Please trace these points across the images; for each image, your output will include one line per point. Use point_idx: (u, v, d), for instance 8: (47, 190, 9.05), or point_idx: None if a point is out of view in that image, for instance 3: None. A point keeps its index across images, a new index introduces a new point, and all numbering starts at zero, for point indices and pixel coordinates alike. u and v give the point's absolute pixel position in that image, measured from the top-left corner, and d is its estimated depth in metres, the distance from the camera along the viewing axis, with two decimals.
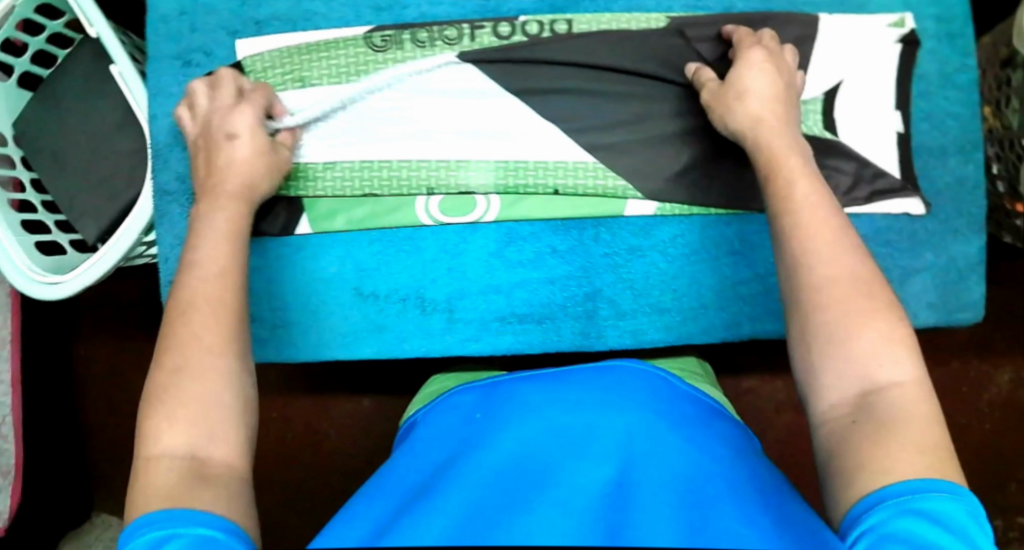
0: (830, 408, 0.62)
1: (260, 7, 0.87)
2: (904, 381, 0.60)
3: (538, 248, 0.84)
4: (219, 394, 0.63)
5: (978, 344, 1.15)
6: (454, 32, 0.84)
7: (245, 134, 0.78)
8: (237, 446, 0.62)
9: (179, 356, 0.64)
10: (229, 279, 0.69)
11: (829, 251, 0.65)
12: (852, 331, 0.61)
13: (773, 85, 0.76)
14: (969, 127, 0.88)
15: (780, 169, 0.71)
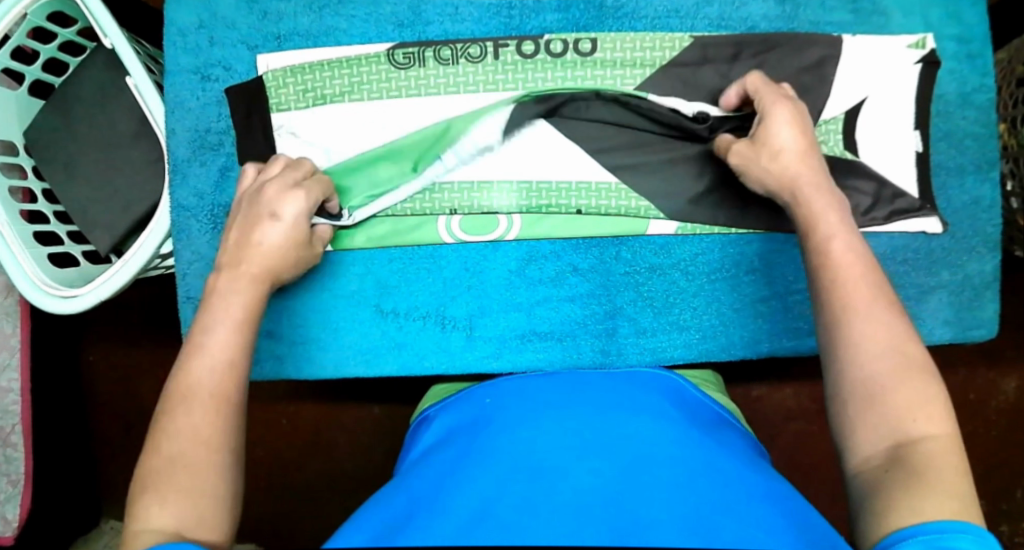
0: (862, 459, 0.61)
1: (281, 22, 0.87)
2: (937, 435, 0.59)
3: (560, 266, 0.84)
4: (212, 489, 0.61)
5: (988, 352, 1.16)
6: (478, 50, 0.84)
7: (285, 223, 0.75)
8: (223, 535, 0.61)
9: (177, 447, 0.62)
10: (235, 372, 0.67)
11: (865, 305, 0.65)
12: (886, 392, 0.61)
13: (802, 137, 0.74)
14: (987, 147, 0.89)
15: (819, 226, 0.70)
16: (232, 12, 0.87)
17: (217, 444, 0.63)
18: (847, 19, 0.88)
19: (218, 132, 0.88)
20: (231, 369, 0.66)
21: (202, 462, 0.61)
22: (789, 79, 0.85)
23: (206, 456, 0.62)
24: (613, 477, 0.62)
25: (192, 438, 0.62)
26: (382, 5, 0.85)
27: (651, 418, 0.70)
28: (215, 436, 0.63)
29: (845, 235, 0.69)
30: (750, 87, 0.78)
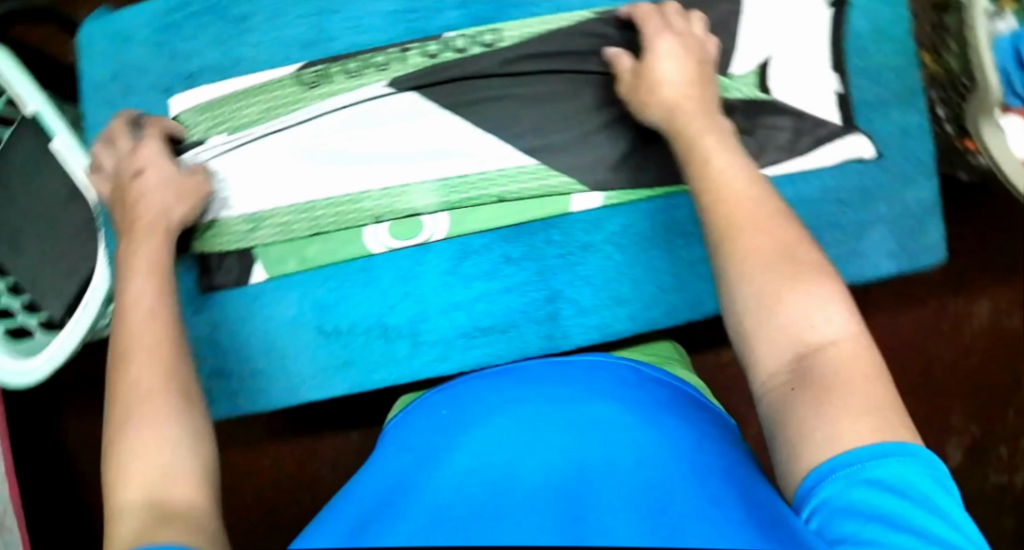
0: (766, 378, 0.59)
1: (191, 60, 0.87)
2: (840, 338, 0.58)
3: (493, 259, 0.84)
4: (168, 432, 0.61)
5: (953, 279, 1.18)
6: (384, 58, 0.84)
7: (152, 162, 0.80)
8: (197, 486, 0.59)
9: (123, 405, 0.62)
10: (161, 315, 0.69)
11: (753, 221, 0.64)
12: (782, 289, 0.60)
13: (684, 69, 0.76)
14: (910, 76, 0.88)
15: (698, 149, 0.71)
16: (141, 60, 0.88)
17: (172, 389, 0.64)
18: None
19: None
20: (167, 335, 0.68)
21: (161, 408, 0.62)
22: None
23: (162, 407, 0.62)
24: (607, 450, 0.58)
25: (144, 392, 0.63)
26: (286, 28, 0.85)
27: (626, 403, 0.66)
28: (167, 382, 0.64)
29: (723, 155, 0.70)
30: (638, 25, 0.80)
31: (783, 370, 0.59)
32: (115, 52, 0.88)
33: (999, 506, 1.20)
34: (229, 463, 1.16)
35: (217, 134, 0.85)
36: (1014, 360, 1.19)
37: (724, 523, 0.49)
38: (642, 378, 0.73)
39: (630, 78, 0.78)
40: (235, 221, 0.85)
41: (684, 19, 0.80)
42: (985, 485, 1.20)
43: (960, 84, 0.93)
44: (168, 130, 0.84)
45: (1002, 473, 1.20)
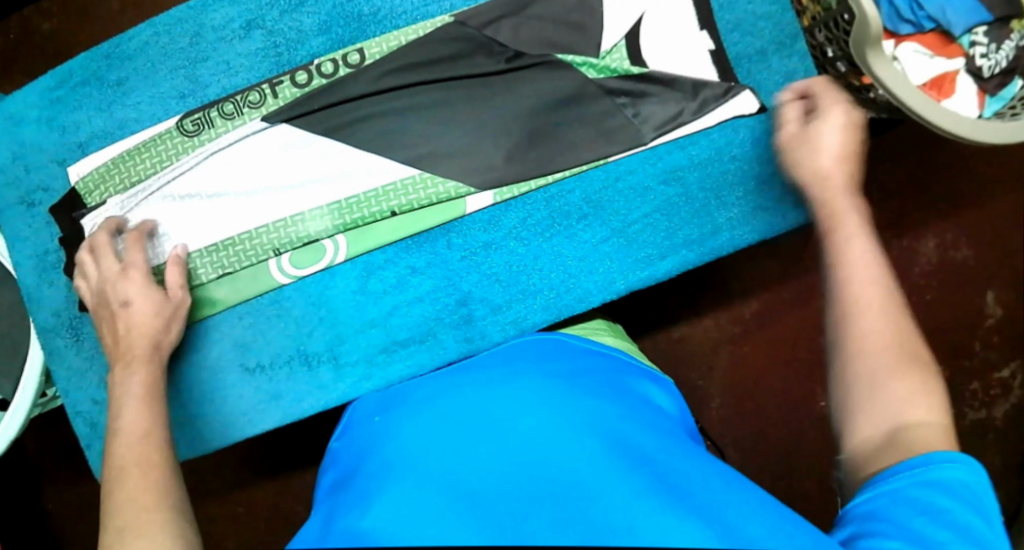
0: (860, 441, 0.62)
1: (79, 129, 0.89)
2: (932, 423, 0.60)
3: (398, 271, 0.85)
4: (161, 539, 0.64)
5: (894, 221, 1.19)
6: (257, 95, 0.85)
7: (140, 298, 0.80)
8: None
9: (120, 519, 0.66)
10: (153, 441, 0.73)
11: (876, 310, 0.67)
12: (886, 373, 0.63)
13: (844, 141, 0.77)
14: (783, 21, 0.87)
15: (843, 222, 0.73)
16: (34, 136, 0.90)
17: (162, 502, 0.67)
18: None
19: (55, 250, 0.90)
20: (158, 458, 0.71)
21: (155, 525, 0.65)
22: (561, 22, 0.85)
23: (152, 524, 0.65)
24: (533, 419, 0.61)
25: (137, 507, 0.66)
26: (161, 83, 0.87)
27: (557, 377, 0.69)
28: (157, 499, 0.67)
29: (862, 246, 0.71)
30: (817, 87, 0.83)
31: (875, 440, 0.61)
32: (7, 133, 0.90)
33: (981, 440, 1.21)
34: (209, 517, 1.17)
35: (113, 195, 0.87)
36: (968, 292, 1.20)
37: (642, 476, 0.56)
38: (574, 344, 0.79)
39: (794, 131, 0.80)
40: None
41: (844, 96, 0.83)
42: (964, 422, 1.21)
43: (841, 20, 0.92)
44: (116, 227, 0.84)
45: (979, 409, 1.21)
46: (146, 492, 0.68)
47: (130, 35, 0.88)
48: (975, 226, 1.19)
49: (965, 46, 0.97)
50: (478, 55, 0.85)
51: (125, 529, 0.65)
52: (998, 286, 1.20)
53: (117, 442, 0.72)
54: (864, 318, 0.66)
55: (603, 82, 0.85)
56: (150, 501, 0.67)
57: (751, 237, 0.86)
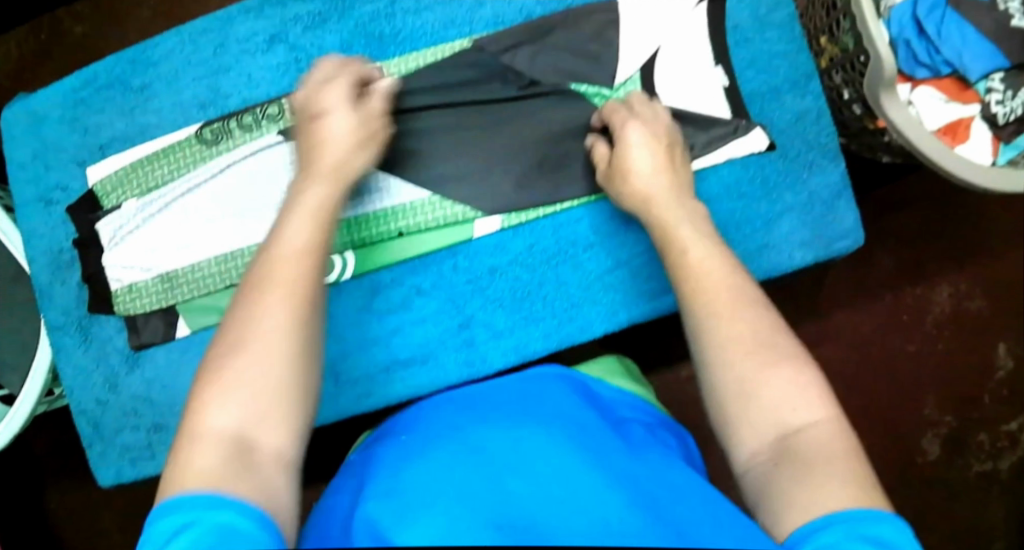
0: (749, 456, 0.63)
1: (101, 132, 0.90)
2: (818, 420, 0.61)
3: (403, 291, 0.85)
4: (279, 378, 0.59)
5: (908, 269, 1.19)
6: (277, 109, 0.87)
7: (339, 109, 0.76)
8: (289, 432, 0.58)
9: (239, 332, 0.61)
10: (310, 258, 0.66)
11: (727, 307, 0.68)
12: (754, 385, 0.63)
13: (656, 154, 0.78)
14: (798, 61, 0.89)
15: (671, 235, 0.75)
16: (55, 135, 0.91)
17: (299, 329, 0.61)
18: None
19: (70, 249, 0.91)
20: (306, 283, 0.64)
21: (271, 348, 0.60)
22: (577, 52, 0.86)
23: (262, 350, 0.59)
24: (549, 456, 0.59)
25: (268, 330, 0.60)
26: (183, 91, 0.89)
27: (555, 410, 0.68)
28: (290, 329, 0.61)
29: (700, 242, 0.73)
30: (606, 113, 0.83)
31: (764, 451, 0.62)
32: (31, 130, 0.91)
33: (986, 493, 1.19)
34: None
35: (129, 200, 0.88)
36: (980, 345, 1.19)
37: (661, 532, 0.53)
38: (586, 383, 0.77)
39: (606, 167, 0.81)
40: (151, 284, 0.88)
41: (652, 106, 0.82)
42: (970, 474, 1.19)
43: (857, 62, 0.93)
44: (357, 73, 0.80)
45: (985, 460, 1.19)
46: (282, 321, 0.61)
47: (156, 42, 0.90)
48: (988, 277, 1.19)
49: (981, 93, 0.97)
50: (492, 81, 0.86)
51: (234, 346, 0.60)
52: (1010, 338, 1.19)
53: (269, 260, 0.66)
54: (723, 329, 0.67)
55: None
56: (279, 332, 0.60)
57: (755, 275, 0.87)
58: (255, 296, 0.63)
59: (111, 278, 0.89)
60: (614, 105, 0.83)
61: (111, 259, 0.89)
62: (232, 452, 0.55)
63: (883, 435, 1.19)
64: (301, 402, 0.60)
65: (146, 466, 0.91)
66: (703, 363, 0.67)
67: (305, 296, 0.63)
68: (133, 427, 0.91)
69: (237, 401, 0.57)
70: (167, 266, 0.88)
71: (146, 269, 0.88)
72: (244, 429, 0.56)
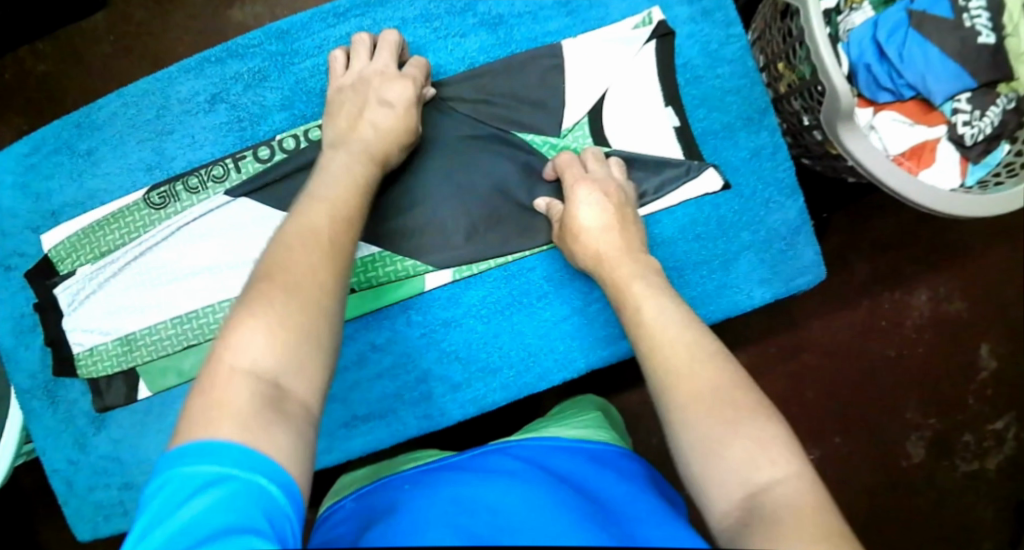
0: (720, 515, 0.57)
1: (53, 198, 0.91)
2: (784, 478, 0.56)
3: (358, 347, 0.84)
4: (313, 327, 0.59)
5: (884, 274, 1.15)
6: (220, 170, 0.86)
7: (403, 102, 0.80)
8: (315, 388, 0.59)
9: (266, 284, 0.60)
10: (346, 225, 0.68)
11: (686, 364, 0.64)
12: (722, 438, 0.59)
13: (604, 214, 0.78)
14: (752, 96, 0.87)
15: (627, 294, 0.73)
16: (10, 201, 0.92)
17: (327, 288, 0.62)
18: (564, 23, 0.87)
19: (31, 313, 0.92)
20: (333, 252, 0.65)
21: (305, 303, 0.60)
22: (521, 99, 0.85)
23: (293, 306, 0.59)
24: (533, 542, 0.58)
25: (309, 279, 0.62)
26: (130, 155, 0.89)
27: (533, 485, 0.66)
28: (318, 288, 0.61)
29: (655, 299, 0.71)
30: (560, 167, 0.82)
31: (734, 512, 0.56)
32: None
33: (974, 495, 1.15)
34: None
35: (83, 265, 0.89)
36: (960, 346, 1.15)
37: None
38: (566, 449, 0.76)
39: (560, 225, 0.81)
40: (110, 347, 0.88)
41: (609, 164, 0.82)
42: (956, 475, 1.15)
43: (814, 91, 0.90)
44: (399, 52, 0.84)
45: (971, 461, 1.15)
46: (313, 283, 0.61)
47: (101, 104, 0.90)
48: (969, 279, 1.15)
49: (947, 115, 0.94)
50: (437, 128, 0.85)
51: (263, 299, 0.59)
52: (992, 337, 1.15)
53: (292, 232, 0.65)
54: (684, 389, 0.62)
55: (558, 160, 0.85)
56: (309, 293, 0.61)
57: (714, 316, 0.86)
58: (285, 257, 0.63)
59: (71, 342, 0.90)
60: (567, 161, 0.82)
61: (71, 323, 0.89)
62: (264, 397, 0.55)
63: (865, 443, 1.15)
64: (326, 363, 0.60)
65: (119, 521, 0.92)
66: (666, 428, 0.63)
67: (336, 267, 0.64)
68: (104, 485, 0.91)
69: (264, 346, 0.57)
70: (124, 328, 0.88)
71: (105, 332, 0.88)
72: (277, 377, 0.57)
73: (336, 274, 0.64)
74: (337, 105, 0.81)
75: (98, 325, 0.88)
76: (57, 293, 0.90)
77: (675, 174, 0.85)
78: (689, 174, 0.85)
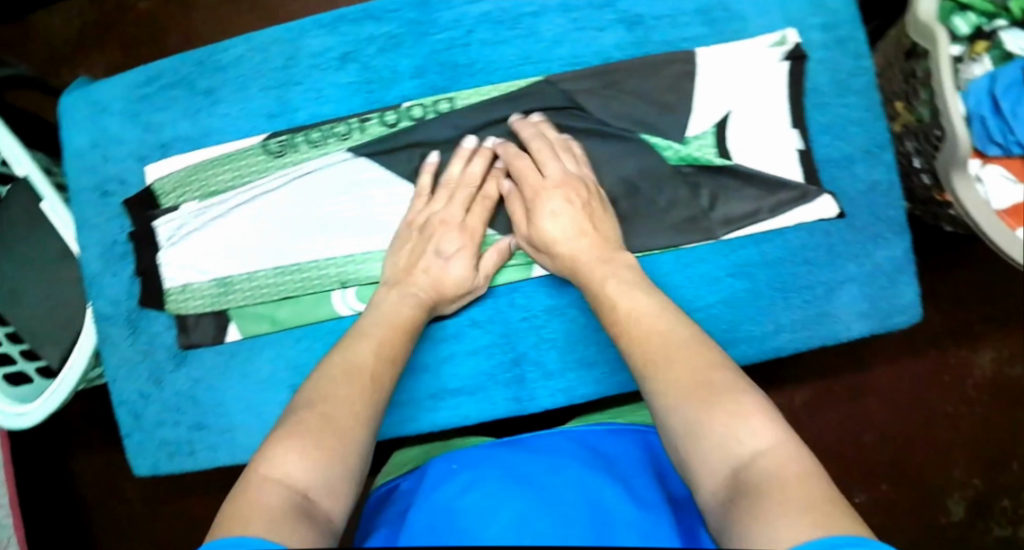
0: (709, 491, 0.64)
1: (164, 130, 0.90)
2: (765, 448, 0.63)
3: (458, 321, 0.86)
4: (344, 452, 0.67)
5: (955, 329, 1.18)
6: (344, 128, 0.86)
7: (458, 255, 0.83)
8: (340, 506, 0.66)
9: (323, 409, 0.70)
10: (389, 367, 0.76)
11: (668, 365, 0.70)
12: (710, 425, 0.65)
13: (561, 220, 0.80)
14: (875, 131, 0.88)
15: (617, 302, 0.77)
16: (119, 127, 0.91)
17: (358, 429, 0.70)
18: (701, 32, 0.87)
19: (124, 242, 0.92)
20: (371, 396, 0.73)
21: (339, 434, 0.68)
22: (652, 100, 0.85)
23: (329, 437, 0.68)
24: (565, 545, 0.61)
25: (348, 413, 0.70)
26: (251, 99, 0.88)
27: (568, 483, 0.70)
28: (354, 425, 0.70)
29: (627, 294, 0.77)
30: (506, 153, 0.84)
31: (721, 488, 0.63)
32: (94, 118, 0.91)
33: None
34: None
35: (189, 201, 0.89)
36: (1014, 411, 1.17)
37: None
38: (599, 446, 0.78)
39: (518, 219, 0.83)
40: (206, 286, 0.88)
41: (551, 142, 0.83)
42: (988, 538, 1.16)
43: (931, 135, 0.92)
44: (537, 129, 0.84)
45: (1006, 526, 1.16)
46: (348, 415, 0.70)
47: (226, 45, 0.89)
48: None
49: None
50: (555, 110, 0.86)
51: (307, 424, 0.68)
52: None
53: (336, 372, 0.74)
54: (666, 385, 0.69)
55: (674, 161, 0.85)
56: (344, 428, 0.69)
57: (811, 342, 0.87)
58: (328, 392, 0.72)
59: (164, 276, 0.89)
60: (560, 174, 0.82)
61: (167, 257, 0.89)
62: (292, 505, 0.62)
63: (909, 491, 1.18)
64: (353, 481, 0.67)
65: (182, 462, 0.91)
66: (651, 404, 0.70)
67: (369, 403, 0.72)
68: (173, 422, 0.91)
69: (297, 465, 0.65)
70: (223, 270, 0.88)
71: (200, 271, 0.88)
72: (307, 489, 0.64)
73: (372, 406, 0.72)
74: (393, 249, 0.84)
75: (196, 263, 0.88)
76: (156, 225, 0.89)
77: (795, 197, 0.85)
78: (806, 197, 0.86)
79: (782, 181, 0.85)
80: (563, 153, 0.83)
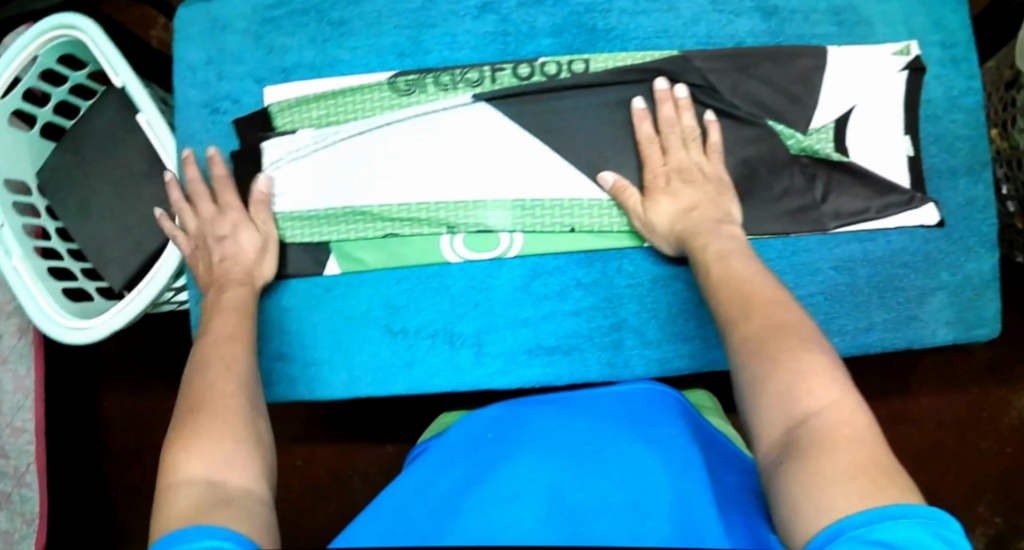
0: (768, 450, 0.64)
1: (286, 55, 0.89)
2: (834, 402, 0.63)
3: (564, 280, 0.86)
4: (231, 427, 0.67)
5: (997, 367, 1.21)
6: (476, 75, 0.87)
7: (238, 233, 0.84)
8: (252, 477, 0.65)
9: (198, 402, 0.69)
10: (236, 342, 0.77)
11: (759, 333, 0.69)
12: (793, 378, 0.65)
13: (679, 204, 0.83)
14: (978, 148, 0.91)
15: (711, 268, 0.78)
16: (239, 47, 0.90)
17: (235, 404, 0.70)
18: (830, 31, 0.90)
19: None
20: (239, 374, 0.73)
21: (222, 420, 0.67)
22: (780, 89, 0.88)
23: (214, 428, 0.66)
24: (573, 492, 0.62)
25: (219, 394, 0.70)
26: (384, 37, 0.88)
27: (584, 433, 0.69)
28: (231, 406, 0.69)
29: (722, 263, 0.78)
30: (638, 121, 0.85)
31: (778, 441, 0.64)
32: (213, 34, 0.90)
33: None
34: None
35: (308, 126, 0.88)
36: None
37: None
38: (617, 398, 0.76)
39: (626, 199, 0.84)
40: (311, 214, 0.87)
41: (681, 117, 0.85)
42: None
43: None
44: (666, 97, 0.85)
45: None
46: (219, 399, 0.69)
47: None
48: None
49: None
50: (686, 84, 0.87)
51: (191, 420, 0.67)
52: None
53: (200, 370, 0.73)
54: (765, 347, 0.68)
55: (795, 150, 0.87)
56: (222, 413, 0.68)
57: (899, 343, 0.89)
58: (199, 385, 0.71)
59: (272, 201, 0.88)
60: (683, 159, 0.84)
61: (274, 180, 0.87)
62: (211, 497, 0.61)
63: None
64: (255, 450, 0.67)
65: None
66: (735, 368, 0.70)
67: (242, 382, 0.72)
68: None
69: (194, 456, 0.64)
70: (331, 201, 0.87)
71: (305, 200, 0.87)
72: (210, 476, 0.63)
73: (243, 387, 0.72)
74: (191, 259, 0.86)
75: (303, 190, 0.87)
76: (264, 147, 0.88)
77: (906, 198, 0.88)
78: (913, 201, 0.88)
79: (892, 185, 0.88)
80: (693, 143, 0.84)
